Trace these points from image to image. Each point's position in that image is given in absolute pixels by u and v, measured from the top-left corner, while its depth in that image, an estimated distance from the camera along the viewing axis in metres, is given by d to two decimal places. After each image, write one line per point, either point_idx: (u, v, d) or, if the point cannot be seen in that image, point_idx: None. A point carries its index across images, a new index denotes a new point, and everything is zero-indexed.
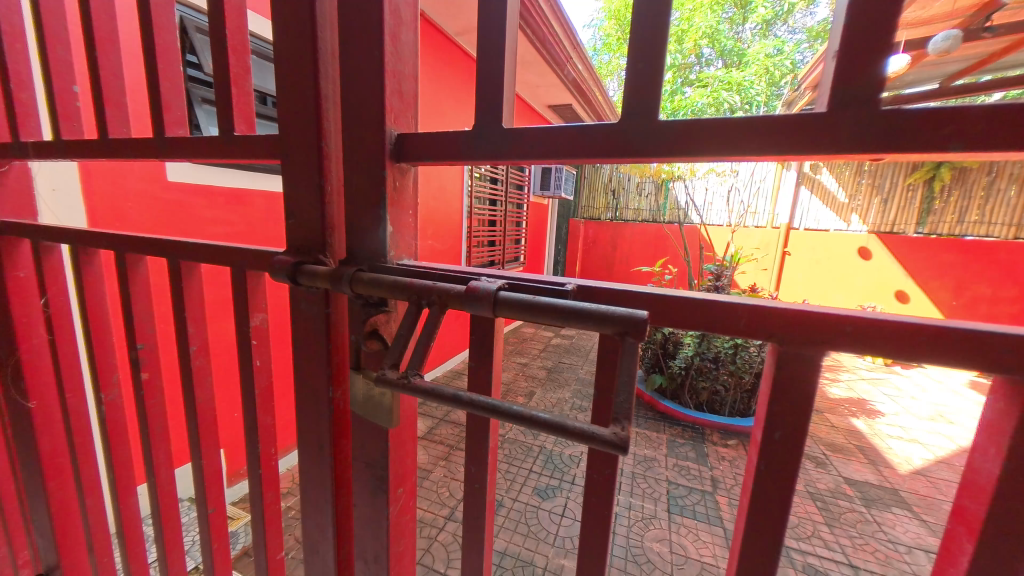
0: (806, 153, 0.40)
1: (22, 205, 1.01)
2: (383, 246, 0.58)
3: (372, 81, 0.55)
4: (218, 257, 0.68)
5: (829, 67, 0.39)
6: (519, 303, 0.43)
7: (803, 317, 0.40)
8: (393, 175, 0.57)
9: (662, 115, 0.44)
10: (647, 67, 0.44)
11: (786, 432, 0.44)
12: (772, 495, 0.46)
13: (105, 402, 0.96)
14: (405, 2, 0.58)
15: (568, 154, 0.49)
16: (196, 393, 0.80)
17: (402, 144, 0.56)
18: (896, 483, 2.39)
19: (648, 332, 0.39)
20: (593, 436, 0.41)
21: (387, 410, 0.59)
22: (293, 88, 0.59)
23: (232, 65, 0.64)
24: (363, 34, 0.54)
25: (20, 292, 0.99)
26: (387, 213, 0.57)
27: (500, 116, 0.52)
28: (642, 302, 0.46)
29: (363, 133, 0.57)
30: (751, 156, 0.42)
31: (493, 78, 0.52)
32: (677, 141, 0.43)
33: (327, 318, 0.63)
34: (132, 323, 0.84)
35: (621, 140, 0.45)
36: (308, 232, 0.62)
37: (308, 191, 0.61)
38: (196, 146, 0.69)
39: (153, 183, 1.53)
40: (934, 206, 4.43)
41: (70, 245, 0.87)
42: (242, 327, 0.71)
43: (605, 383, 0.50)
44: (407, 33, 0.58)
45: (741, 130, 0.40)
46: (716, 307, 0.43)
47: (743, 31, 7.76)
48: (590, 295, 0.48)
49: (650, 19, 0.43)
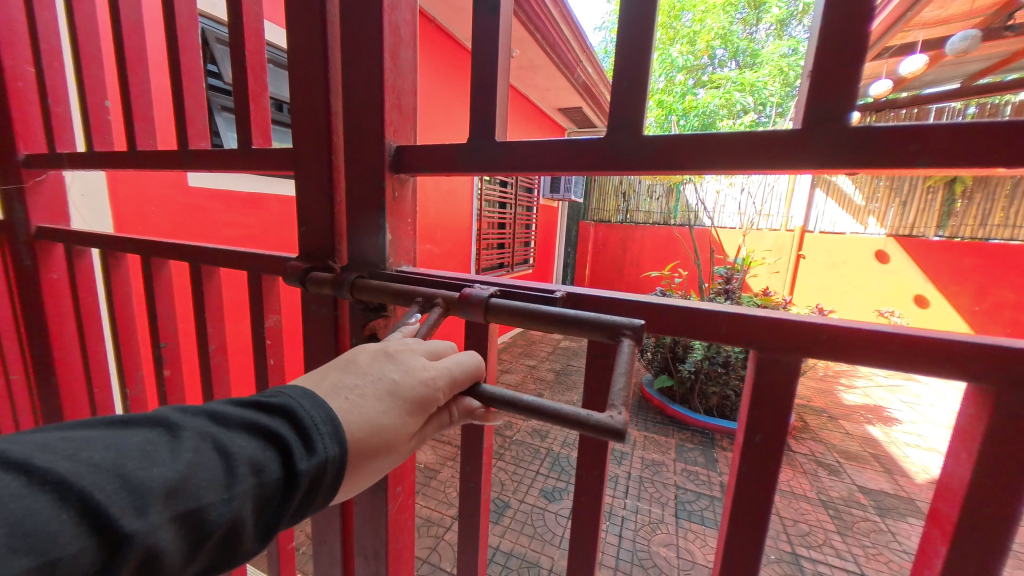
0: (782, 167, 0.42)
1: (57, 211, 1.06)
2: (385, 253, 0.61)
3: (375, 98, 0.59)
4: (234, 264, 0.72)
5: (803, 85, 0.41)
6: (517, 309, 0.46)
7: (782, 325, 0.42)
8: (393, 185, 0.61)
9: (646, 130, 0.46)
10: (630, 84, 0.46)
11: (766, 434, 0.46)
12: (755, 499, 0.48)
13: (131, 397, 1.01)
14: (407, 20, 0.61)
15: (558, 165, 0.51)
16: (214, 391, 0.85)
17: (403, 155, 0.60)
18: (912, 492, 2.34)
19: (644, 335, 0.41)
20: (586, 420, 0.36)
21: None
22: (304, 105, 0.63)
23: (250, 82, 0.68)
24: (368, 55, 0.58)
25: (54, 292, 1.04)
26: (388, 221, 0.60)
27: (494, 129, 0.54)
28: (626, 308, 0.49)
29: (367, 145, 0.60)
30: (732, 169, 0.44)
31: (489, 92, 0.55)
32: (659, 154, 0.45)
33: (334, 320, 0.66)
34: (156, 323, 0.88)
35: (608, 151, 0.48)
36: (316, 239, 0.66)
37: (318, 200, 0.64)
38: (216, 158, 0.73)
39: (175, 189, 1.60)
40: (955, 208, 4.34)
41: (99, 248, 0.91)
42: (258, 328, 0.75)
43: (595, 381, 0.53)
44: (408, 50, 0.62)
45: (722, 145, 0.43)
46: (699, 312, 0.45)
47: (757, 31, 7.53)
48: (575, 299, 0.51)
49: (633, 39, 0.46)
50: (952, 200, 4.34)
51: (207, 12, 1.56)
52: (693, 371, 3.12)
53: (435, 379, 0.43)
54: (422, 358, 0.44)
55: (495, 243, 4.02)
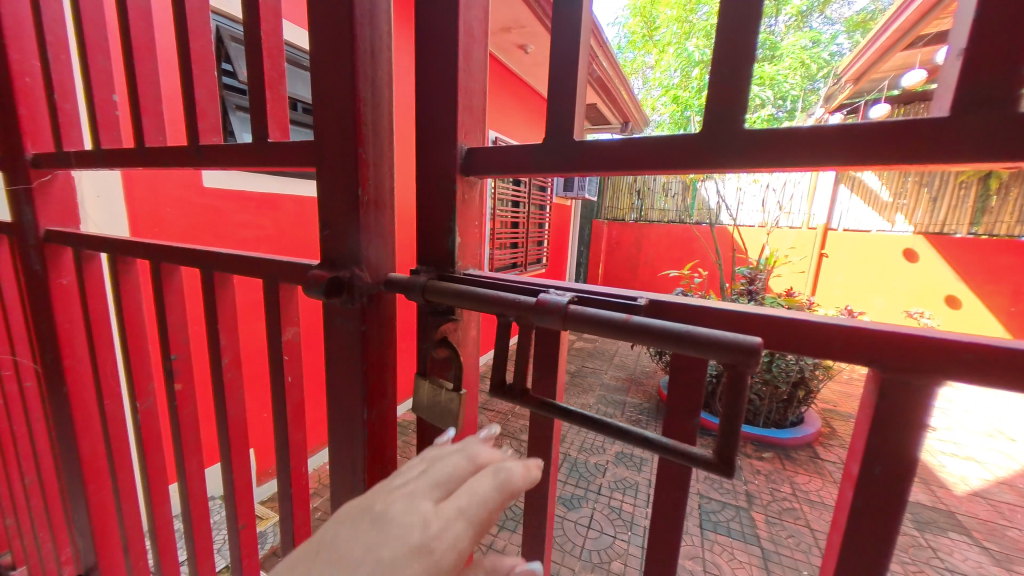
0: (923, 160, 0.33)
1: (68, 213, 1.01)
2: (451, 254, 0.55)
3: (445, 97, 0.53)
4: (252, 269, 0.65)
5: (952, 66, 0.33)
6: (606, 323, 0.40)
7: (913, 342, 0.35)
8: (461, 188, 0.54)
9: (745, 123, 0.38)
10: (732, 73, 0.38)
11: (887, 466, 0.39)
12: (879, 541, 0.41)
13: (141, 410, 0.92)
14: (478, 16, 0.54)
15: (641, 166, 0.44)
16: (228, 406, 0.76)
17: (471, 157, 0.53)
18: (952, 505, 2.20)
19: (759, 359, 0.34)
20: (692, 456, 0.40)
21: (450, 417, 0.54)
22: (328, 95, 0.55)
23: (266, 68, 0.60)
24: (428, 49, 0.53)
25: (63, 299, 0.98)
26: (456, 224, 0.54)
27: (571, 126, 0.46)
28: (718, 321, 0.42)
29: (436, 147, 0.54)
30: (866, 163, 0.35)
31: (557, 84, 0.48)
32: (766, 146, 0.37)
33: (361, 335, 0.56)
34: (165, 331, 0.80)
35: (698, 149, 0.40)
36: (341, 242, 0.56)
37: (343, 199, 0.55)
38: (229, 154, 0.65)
39: (189, 189, 1.57)
40: (990, 205, 4.11)
41: (109, 252, 0.85)
42: (274, 340, 0.66)
43: (680, 401, 0.46)
44: (479, 49, 0.55)
45: (848, 137, 0.34)
46: (809, 327, 0.38)
47: (775, 24, 7.32)
48: (666, 309, 0.44)
49: (740, 19, 0.38)
50: (987, 195, 4.13)
51: (221, 9, 1.52)
52: (714, 376, 2.96)
53: (443, 534, 0.36)
54: (427, 505, 0.38)
55: (509, 243, 3.97)
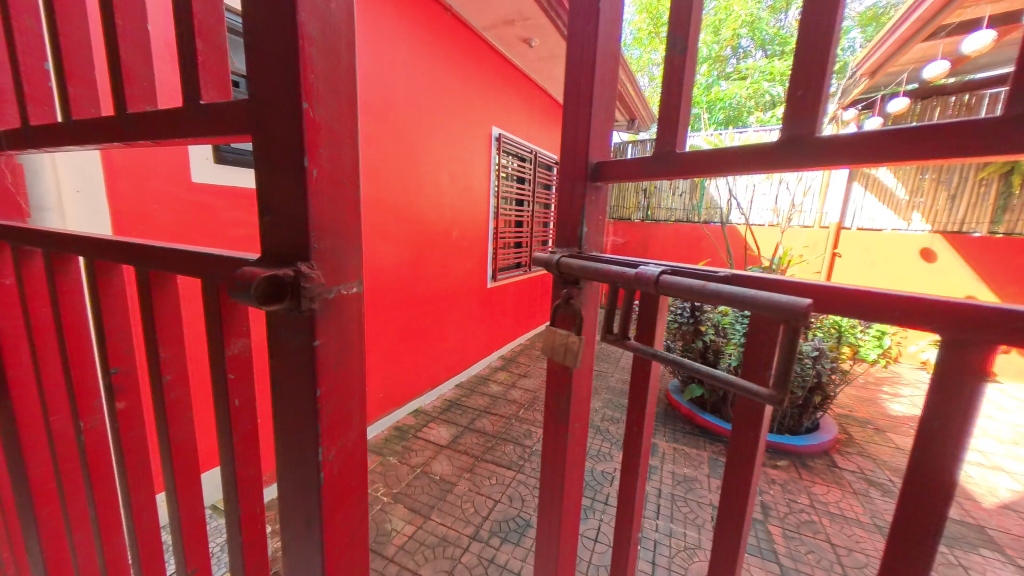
0: (981, 154, 0.33)
1: (9, 203, 0.92)
2: (581, 239, 0.65)
3: (578, 125, 0.65)
4: (189, 266, 0.53)
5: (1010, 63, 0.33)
6: (684, 288, 0.42)
7: (972, 315, 0.33)
8: (590, 192, 0.65)
9: (822, 132, 0.43)
10: (806, 92, 0.43)
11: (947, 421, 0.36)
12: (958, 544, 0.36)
13: (86, 430, 0.80)
14: (610, 59, 0.64)
15: (736, 173, 0.50)
16: (171, 431, 0.65)
17: (600, 168, 0.64)
18: (981, 519, 2.04)
19: (807, 319, 0.34)
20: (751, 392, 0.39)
21: (573, 354, 0.59)
22: (264, 39, 0.40)
23: (198, 10, 0.47)
24: (572, 85, 0.65)
25: (5, 302, 0.86)
26: (585, 217, 0.65)
27: (677, 139, 0.55)
28: (794, 289, 0.44)
29: (572, 161, 0.66)
30: (926, 155, 0.36)
31: (670, 101, 0.56)
32: (836, 150, 0.41)
33: (312, 353, 0.44)
34: (105, 341, 0.69)
35: (776, 152, 0.45)
36: (284, 230, 0.43)
37: (286, 176, 0.42)
38: (158, 124, 0.52)
39: (179, 185, 1.47)
40: (1013, 202, 3.85)
41: (46, 248, 0.74)
42: (217, 357, 0.55)
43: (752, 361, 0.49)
44: (611, 88, 0.65)
45: (914, 137, 0.36)
46: (868, 295, 0.38)
47: (784, 19, 7.09)
48: (742, 281, 0.45)
49: (815, 43, 0.43)
50: (1009, 193, 3.86)
51: None
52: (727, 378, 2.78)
53: None
54: None
55: (512, 243, 3.89)
